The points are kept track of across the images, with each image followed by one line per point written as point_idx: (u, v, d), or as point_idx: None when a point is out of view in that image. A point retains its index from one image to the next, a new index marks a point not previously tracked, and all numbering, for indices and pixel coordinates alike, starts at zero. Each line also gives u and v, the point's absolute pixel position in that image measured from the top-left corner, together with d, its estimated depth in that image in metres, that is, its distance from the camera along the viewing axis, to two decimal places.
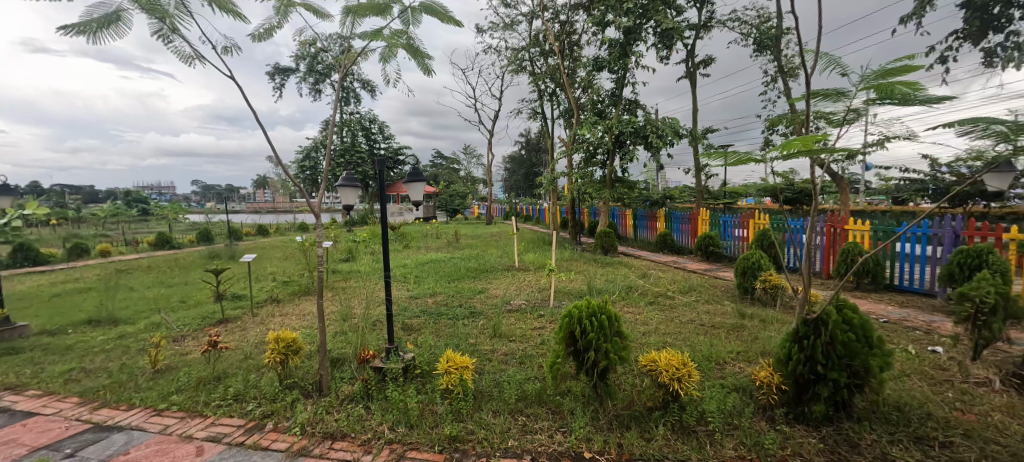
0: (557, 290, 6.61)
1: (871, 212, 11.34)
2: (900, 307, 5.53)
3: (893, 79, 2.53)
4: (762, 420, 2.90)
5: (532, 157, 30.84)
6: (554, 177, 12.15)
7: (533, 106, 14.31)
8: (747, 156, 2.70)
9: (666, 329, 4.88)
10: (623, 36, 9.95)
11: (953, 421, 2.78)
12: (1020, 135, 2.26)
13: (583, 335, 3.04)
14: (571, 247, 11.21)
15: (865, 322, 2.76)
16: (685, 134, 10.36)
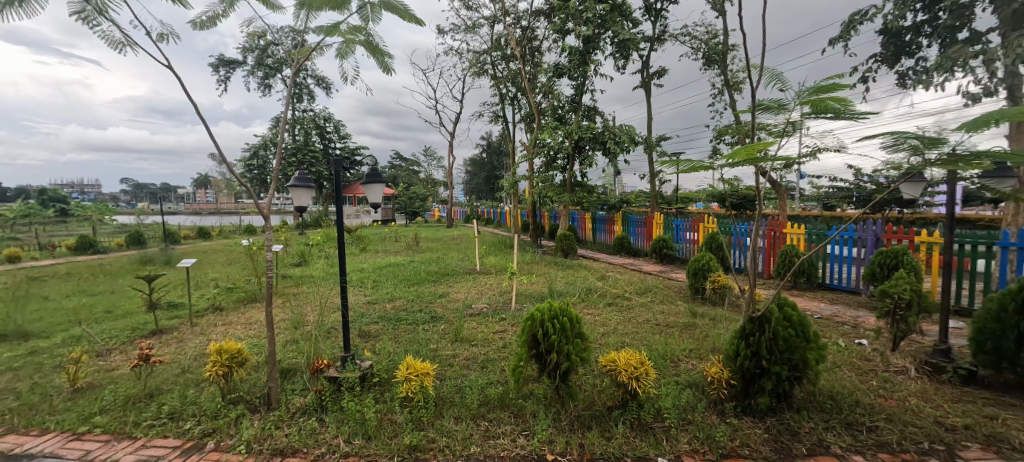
0: (522, 292, 5.98)
1: (805, 217, 12.16)
2: (832, 304, 5.82)
3: (823, 96, 2.54)
4: (711, 413, 2.84)
5: (494, 160, 30.85)
6: (514, 181, 12.02)
7: (495, 109, 14.18)
8: (697, 164, 2.84)
9: (624, 329, 4.53)
10: (582, 44, 9.93)
11: (877, 406, 2.85)
12: (932, 149, 2.39)
13: (544, 338, 2.81)
14: (533, 250, 11.12)
15: (802, 317, 2.79)
16: (641, 141, 10.63)
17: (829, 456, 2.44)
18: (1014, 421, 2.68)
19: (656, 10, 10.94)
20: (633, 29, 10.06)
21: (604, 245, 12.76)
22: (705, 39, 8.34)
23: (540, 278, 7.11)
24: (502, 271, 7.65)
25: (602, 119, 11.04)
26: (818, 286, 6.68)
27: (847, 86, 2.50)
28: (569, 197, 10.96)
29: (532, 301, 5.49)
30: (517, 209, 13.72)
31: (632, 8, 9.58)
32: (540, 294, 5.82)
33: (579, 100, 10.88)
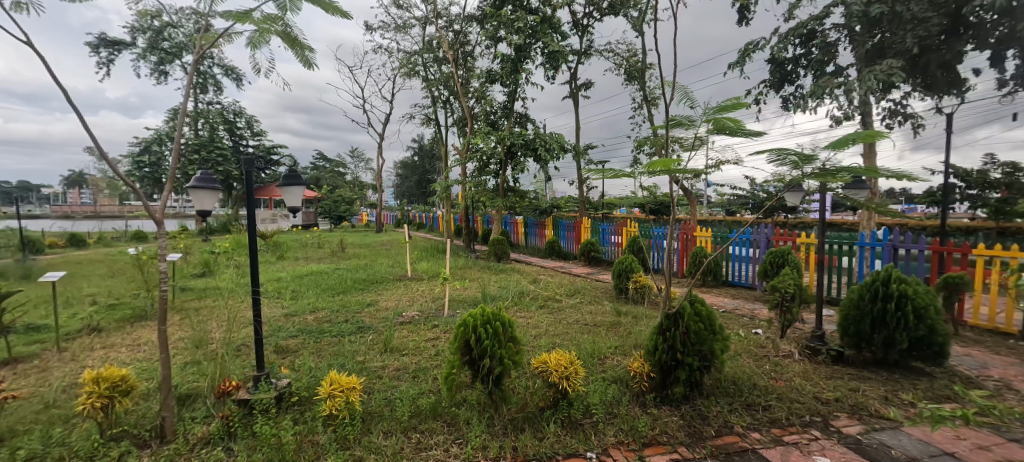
0: (454, 298, 5.85)
1: (712, 221, 13.43)
2: (734, 299, 6.48)
3: (724, 114, 2.80)
4: (633, 405, 2.98)
5: (425, 163, 30.24)
6: (447, 185, 11.85)
7: (427, 111, 13.90)
8: (620, 172, 3.01)
9: (554, 331, 4.64)
10: (514, 52, 10.08)
11: (771, 387, 3.20)
12: (806, 165, 2.74)
13: (478, 344, 2.78)
14: (467, 255, 11.03)
15: (710, 311, 3.06)
16: (570, 149, 11.05)
17: (733, 435, 2.68)
18: (872, 392, 3.15)
19: (583, 25, 11.47)
20: (562, 42, 10.45)
21: (536, 248, 13.05)
22: (627, 55, 8.88)
23: (473, 284, 7.06)
24: (434, 277, 7.48)
25: (534, 126, 11.29)
26: (723, 282, 7.41)
27: (743, 106, 2.77)
28: (502, 201, 11.04)
29: (465, 306, 5.42)
30: (450, 213, 13.56)
31: (561, 22, 9.96)
32: (473, 299, 5.75)
33: (511, 106, 11.03)
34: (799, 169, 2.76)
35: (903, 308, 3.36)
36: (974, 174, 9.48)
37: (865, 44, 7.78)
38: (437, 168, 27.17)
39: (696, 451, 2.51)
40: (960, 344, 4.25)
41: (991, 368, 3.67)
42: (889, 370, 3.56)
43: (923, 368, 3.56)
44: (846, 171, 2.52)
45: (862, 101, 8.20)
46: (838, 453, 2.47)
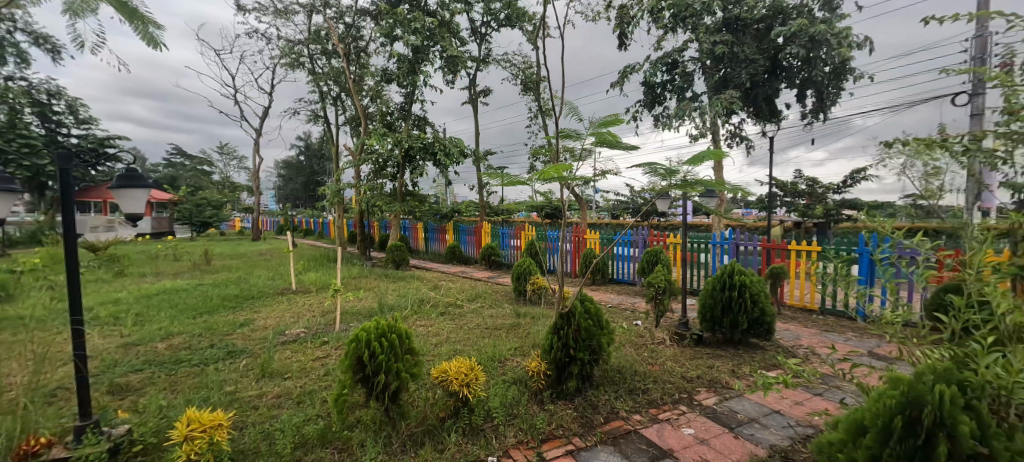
0: (347, 311, 5.42)
1: (600, 225, 14.61)
2: (619, 295, 7.10)
3: (605, 129, 3.04)
4: (532, 404, 3.04)
5: (314, 164, 27.80)
6: (338, 188, 11.01)
7: (314, 108, 12.77)
8: (516, 179, 3.09)
9: (455, 337, 4.56)
10: (411, 53, 9.81)
11: (649, 372, 3.53)
12: (671, 175, 3.07)
13: (372, 360, 2.58)
14: (362, 263, 10.35)
15: (598, 308, 3.28)
16: (470, 154, 11.08)
17: (618, 419, 2.89)
18: (724, 367, 3.68)
19: (482, 34, 11.64)
20: (461, 47, 10.47)
21: (437, 254, 12.79)
22: (524, 67, 9.23)
23: (368, 294, 6.63)
24: (324, 288, 6.86)
25: (433, 130, 11.08)
26: (610, 280, 8.07)
27: (621, 122, 3.02)
28: (400, 206, 10.61)
29: (359, 319, 5.06)
30: (342, 218, 12.61)
31: (460, 27, 9.98)
32: (368, 311, 5.39)
33: (409, 108, 10.69)
34: (667, 179, 3.07)
35: (743, 294, 4.08)
36: (793, 185, 11.77)
37: (713, 76, 9.66)
38: (327, 169, 25.13)
39: (588, 439, 2.65)
40: (783, 321, 5.21)
41: (803, 338, 4.55)
42: (735, 347, 4.21)
43: (759, 343, 4.27)
44: (700, 183, 2.85)
45: (713, 123, 9.69)
46: (701, 423, 2.82)
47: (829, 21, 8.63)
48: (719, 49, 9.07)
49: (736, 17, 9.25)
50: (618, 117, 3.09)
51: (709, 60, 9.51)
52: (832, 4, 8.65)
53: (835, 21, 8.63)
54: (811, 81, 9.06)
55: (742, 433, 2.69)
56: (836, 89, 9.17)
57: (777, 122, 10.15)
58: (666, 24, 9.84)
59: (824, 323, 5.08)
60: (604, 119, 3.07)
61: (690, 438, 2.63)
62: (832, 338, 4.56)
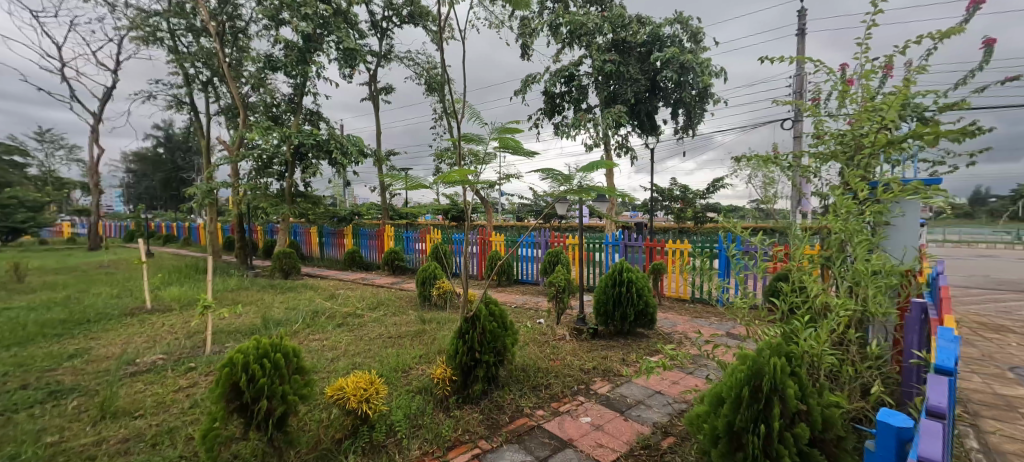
0: (222, 330, 4.72)
1: (505, 227, 14.92)
2: (523, 295, 7.30)
3: (506, 135, 3.09)
4: (437, 412, 2.95)
5: (178, 158, 23.89)
6: (211, 188, 9.60)
7: (177, 93, 10.96)
8: (418, 182, 2.99)
9: (354, 350, 4.23)
10: (301, 41, 8.98)
11: (551, 368, 3.66)
12: (568, 181, 3.23)
13: (251, 385, 2.26)
14: (242, 273, 9.14)
15: (503, 310, 3.31)
16: (370, 153, 10.50)
17: (523, 417, 2.94)
18: (616, 357, 3.98)
19: (382, 28, 11.14)
20: (358, 40, 9.90)
21: (334, 260, 11.87)
22: (427, 66, 9.03)
23: (249, 309, 5.86)
24: (191, 305, 5.90)
25: (328, 126, 10.27)
26: (515, 281, 8.26)
27: (521, 129, 3.10)
28: (290, 208, 9.63)
29: (237, 338, 4.44)
30: (216, 222, 11.03)
31: (358, 19, 9.43)
32: (248, 328, 4.76)
33: (299, 101, 9.77)
34: (565, 185, 3.21)
35: (631, 289, 4.48)
36: (670, 190, 13.30)
37: (604, 91, 10.53)
38: (196, 164, 21.76)
39: (494, 440, 2.64)
40: (664, 311, 5.83)
41: (679, 324, 5.13)
42: (625, 337, 4.58)
43: (644, 332, 4.72)
44: (594, 189, 3.04)
45: (605, 133, 10.52)
46: (596, 411, 3.00)
47: (696, 50, 9.94)
48: (608, 67, 9.90)
49: (623, 40, 10.18)
50: (519, 123, 3.16)
51: (601, 76, 10.33)
52: (698, 37, 9.97)
53: (700, 51, 9.99)
54: (682, 101, 10.31)
55: (631, 415, 2.93)
56: (703, 110, 10.59)
57: (656, 136, 11.37)
58: (563, 39, 10.41)
59: (696, 311, 5.80)
60: (505, 126, 3.11)
61: (587, 426, 2.78)
62: (701, 323, 5.23)
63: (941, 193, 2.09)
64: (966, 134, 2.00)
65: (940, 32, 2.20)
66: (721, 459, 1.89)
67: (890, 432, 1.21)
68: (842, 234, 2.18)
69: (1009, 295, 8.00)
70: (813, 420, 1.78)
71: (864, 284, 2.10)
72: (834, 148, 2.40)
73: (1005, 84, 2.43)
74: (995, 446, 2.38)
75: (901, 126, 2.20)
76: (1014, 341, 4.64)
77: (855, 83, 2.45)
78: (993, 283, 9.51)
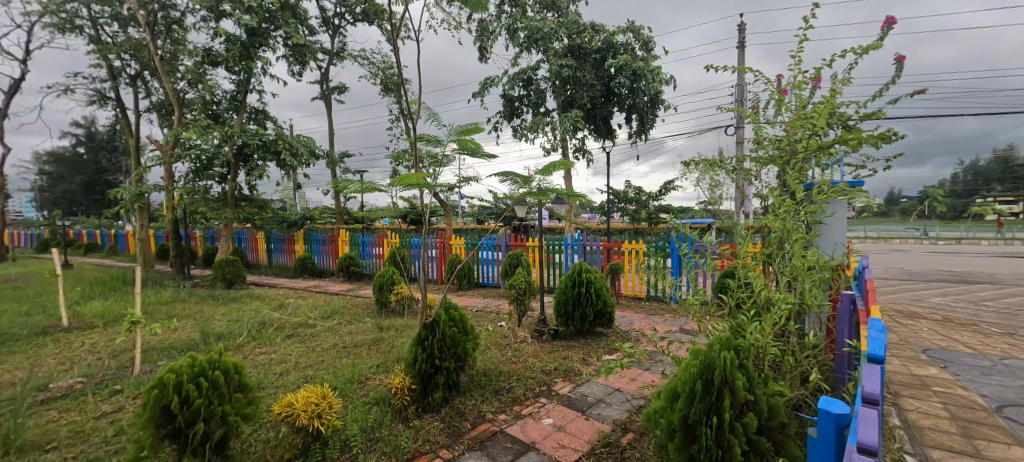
0: (154, 347, 4.32)
1: (465, 230, 14.79)
2: (484, 298, 7.24)
3: (465, 136, 3.03)
4: (395, 423, 2.84)
5: (102, 159, 21.76)
6: (141, 191, 8.81)
7: (101, 87, 9.99)
8: (372, 186, 2.87)
9: (306, 362, 4.01)
10: (244, 34, 8.46)
11: (513, 371, 3.63)
12: (528, 183, 3.20)
13: (184, 407, 2.06)
14: (178, 284, 8.45)
15: (463, 314, 3.25)
16: (322, 155, 10.06)
17: (485, 422, 2.88)
18: (576, 357, 4.03)
19: (335, 25, 10.73)
20: (308, 37, 9.46)
21: (283, 267, 11.25)
22: (382, 66, 8.79)
23: (186, 323, 5.41)
24: (118, 322, 5.36)
25: (275, 126, 9.73)
26: (476, 284, 8.17)
27: (480, 130, 3.05)
28: (233, 213, 9.02)
29: (172, 355, 4.08)
30: (148, 229, 10.14)
31: (308, 14, 9.01)
32: (185, 344, 4.39)
33: (242, 99, 9.19)
34: (525, 187, 3.19)
35: (590, 289, 4.55)
36: (625, 193, 13.73)
37: (562, 95, 10.72)
38: (124, 165, 19.93)
39: (456, 449, 2.57)
40: (622, 310, 5.98)
41: (636, 322, 5.28)
42: (584, 337, 4.65)
43: (603, 331, 4.81)
44: (553, 191, 3.05)
45: (563, 137, 10.69)
46: (557, 412, 3.00)
47: (647, 58, 10.33)
48: (564, 72, 10.09)
49: (579, 46, 10.40)
50: (477, 125, 3.11)
51: (558, 81, 10.50)
52: (649, 45, 10.36)
53: (651, 59, 10.39)
54: (635, 107, 10.66)
55: (591, 414, 2.95)
56: (654, 115, 11.01)
57: (612, 140, 11.69)
58: (521, 43, 10.46)
59: (652, 308, 5.98)
60: (463, 128, 3.05)
61: (550, 428, 2.77)
62: (656, 320, 5.39)
63: (865, 193, 2.26)
64: (884, 139, 2.18)
65: (861, 47, 2.38)
66: (677, 452, 1.94)
67: (830, 419, 1.26)
68: (781, 232, 2.31)
69: (921, 284, 8.89)
70: (760, 409, 1.86)
71: (801, 279, 2.23)
72: (772, 153, 2.55)
73: (916, 95, 2.68)
74: (914, 422, 2.61)
75: (830, 132, 2.36)
76: (926, 326, 5.15)
77: (790, 93, 2.61)
78: (907, 275, 10.55)
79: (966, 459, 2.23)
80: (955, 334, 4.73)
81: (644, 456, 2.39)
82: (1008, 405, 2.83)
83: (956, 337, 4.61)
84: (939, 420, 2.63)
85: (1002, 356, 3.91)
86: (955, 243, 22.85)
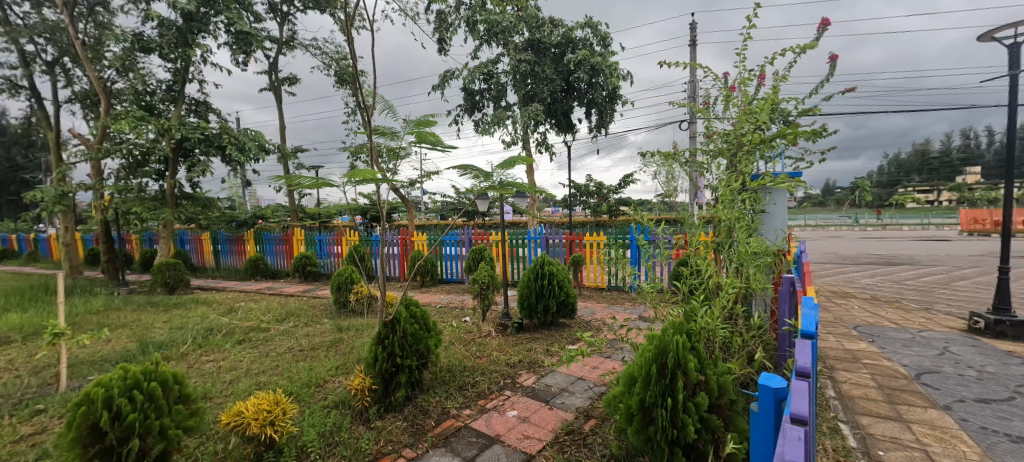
0: (83, 361, 3.96)
1: (428, 226, 14.54)
2: (448, 294, 7.18)
3: (423, 129, 2.96)
4: (356, 426, 2.76)
5: (15, 154, 19.46)
6: (64, 191, 8.01)
7: (10, 75, 8.95)
8: (324, 180, 2.73)
9: (259, 368, 3.81)
10: (180, 19, 7.84)
11: (478, 367, 3.60)
12: (488, 176, 3.10)
13: (116, 423, 1.91)
14: (111, 291, 7.79)
15: (424, 311, 3.19)
16: (273, 150, 9.54)
17: (449, 418, 2.85)
18: (540, 348, 4.07)
19: (283, 13, 10.16)
20: (254, 24, 8.89)
21: (232, 270, 10.64)
22: (335, 56, 8.42)
23: (120, 333, 4.98)
24: (39, 335, 4.87)
25: (218, 119, 9.12)
26: (439, 281, 8.08)
27: (436, 123, 2.99)
28: (173, 212, 8.37)
29: (104, 368, 3.77)
30: (74, 232, 9.23)
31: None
32: (119, 356, 4.06)
33: (180, 89, 8.52)
34: (486, 181, 3.13)
35: (552, 281, 4.61)
36: (586, 186, 14.03)
37: (522, 89, 10.70)
38: (42, 161, 18.02)
39: (419, 447, 2.53)
40: (584, 300, 6.12)
41: (597, 312, 5.41)
42: (548, 328, 4.71)
43: (565, 322, 4.89)
44: (513, 185, 3.02)
45: (524, 131, 10.74)
46: (522, 403, 3.03)
47: (605, 54, 10.54)
48: (524, 66, 10.10)
49: (538, 40, 10.44)
50: (434, 117, 3.02)
51: (518, 75, 10.49)
52: (606, 42, 10.58)
53: (608, 55, 10.61)
54: (595, 102, 10.85)
55: (555, 403, 3.00)
56: (612, 110, 11.27)
57: (572, 134, 11.85)
58: (480, 35, 10.35)
59: (613, 298, 6.15)
60: (419, 120, 2.96)
61: (514, 420, 2.79)
62: (617, 309, 5.56)
63: (802, 183, 2.42)
64: (818, 133, 2.34)
65: (799, 46, 2.55)
66: (635, 434, 2.01)
67: (770, 394, 1.30)
68: (728, 221, 2.44)
69: (852, 267, 9.68)
70: (710, 389, 1.95)
71: (746, 265, 2.37)
72: (721, 146, 2.66)
73: (847, 92, 2.86)
74: (847, 393, 2.83)
75: (771, 127, 2.51)
76: (857, 304, 5.61)
77: (737, 89, 2.75)
78: (840, 258, 11.49)
79: (890, 423, 2.45)
80: (881, 311, 5.20)
81: (605, 441, 2.46)
82: (925, 373, 3.14)
83: (881, 313, 5.06)
84: (867, 389, 2.88)
85: (920, 329, 4.33)
86: (880, 229, 25.11)
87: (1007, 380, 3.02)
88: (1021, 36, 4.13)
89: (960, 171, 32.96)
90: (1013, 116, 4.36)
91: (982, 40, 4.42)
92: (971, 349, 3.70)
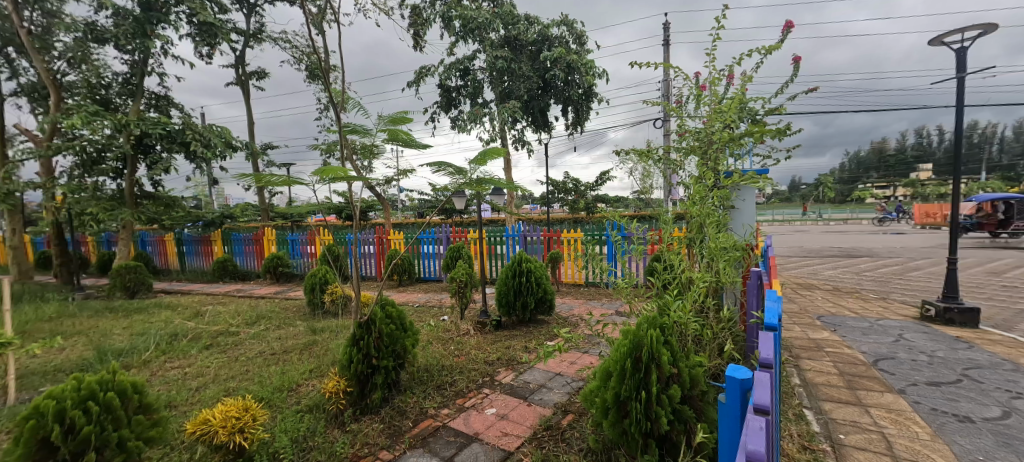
0: (34, 371, 3.74)
1: (405, 224, 14.35)
2: (426, 292, 7.14)
3: (396, 126, 2.91)
4: (331, 429, 2.71)
5: None
6: (11, 190, 7.51)
7: None
8: (294, 177, 2.63)
9: (229, 373, 3.69)
10: (137, 8, 7.44)
11: (457, 366, 3.57)
12: (462, 174, 3.04)
13: (69, 437, 1.80)
14: (64, 296, 7.35)
15: (400, 310, 3.14)
16: (240, 146, 9.19)
17: (427, 419, 2.82)
18: (518, 345, 4.08)
19: (250, 4, 9.80)
20: (219, 15, 8.54)
21: (199, 271, 10.25)
22: (306, 49, 8.15)
23: (74, 341, 4.70)
24: None
25: (181, 114, 8.71)
26: (417, 279, 8.01)
27: (411, 120, 2.95)
28: (132, 212, 7.97)
29: (58, 379, 3.57)
30: (23, 234, 8.65)
31: None
32: (75, 365, 3.85)
33: (139, 82, 8.09)
34: (461, 179, 3.09)
35: (530, 279, 4.63)
36: (564, 183, 14.13)
37: (499, 86, 10.70)
38: None
39: (397, 449, 2.49)
40: (562, 296, 6.19)
41: (575, 307, 5.49)
42: (526, 325, 4.72)
43: (543, 319, 4.93)
44: (489, 182, 2.99)
45: (502, 128, 10.72)
46: (500, 401, 3.02)
47: (580, 52, 10.65)
48: (500, 63, 10.07)
49: (514, 37, 10.42)
50: (407, 113, 2.97)
51: (494, 72, 10.48)
52: (582, 39, 10.68)
53: (584, 53, 10.72)
54: (571, 100, 10.94)
55: (533, 400, 3.02)
56: (588, 108, 11.38)
57: (549, 132, 11.91)
58: (456, 32, 10.26)
59: (590, 294, 6.24)
60: (392, 117, 2.91)
61: (493, 417, 2.79)
62: (594, 304, 5.67)
63: (769, 180, 2.49)
64: (782, 133, 2.42)
65: (764, 48, 2.63)
66: (610, 427, 2.05)
67: (736, 384, 1.33)
68: (699, 217, 2.51)
69: (816, 260, 10.16)
70: (682, 381, 1.99)
71: (717, 259, 2.44)
72: (693, 143, 2.72)
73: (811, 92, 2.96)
74: (811, 380, 2.96)
75: (739, 125, 2.58)
76: (820, 295, 5.88)
77: (706, 88, 2.81)
78: (806, 251, 12.04)
79: (851, 408, 2.57)
80: (842, 302, 5.45)
81: (582, 435, 2.49)
82: (882, 359, 3.31)
83: (842, 303, 5.32)
84: (830, 376, 3.01)
85: (877, 317, 4.58)
86: (842, 224, 26.49)
87: (955, 363, 3.22)
88: (967, 41, 4.37)
89: (913, 168, 35.03)
90: (959, 116, 4.64)
91: (932, 43, 4.66)
92: (922, 335, 3.93)
